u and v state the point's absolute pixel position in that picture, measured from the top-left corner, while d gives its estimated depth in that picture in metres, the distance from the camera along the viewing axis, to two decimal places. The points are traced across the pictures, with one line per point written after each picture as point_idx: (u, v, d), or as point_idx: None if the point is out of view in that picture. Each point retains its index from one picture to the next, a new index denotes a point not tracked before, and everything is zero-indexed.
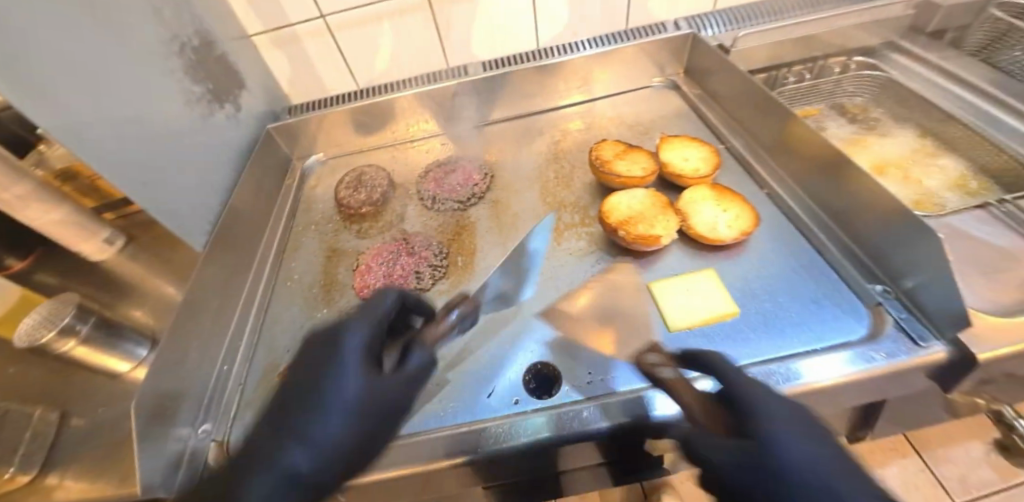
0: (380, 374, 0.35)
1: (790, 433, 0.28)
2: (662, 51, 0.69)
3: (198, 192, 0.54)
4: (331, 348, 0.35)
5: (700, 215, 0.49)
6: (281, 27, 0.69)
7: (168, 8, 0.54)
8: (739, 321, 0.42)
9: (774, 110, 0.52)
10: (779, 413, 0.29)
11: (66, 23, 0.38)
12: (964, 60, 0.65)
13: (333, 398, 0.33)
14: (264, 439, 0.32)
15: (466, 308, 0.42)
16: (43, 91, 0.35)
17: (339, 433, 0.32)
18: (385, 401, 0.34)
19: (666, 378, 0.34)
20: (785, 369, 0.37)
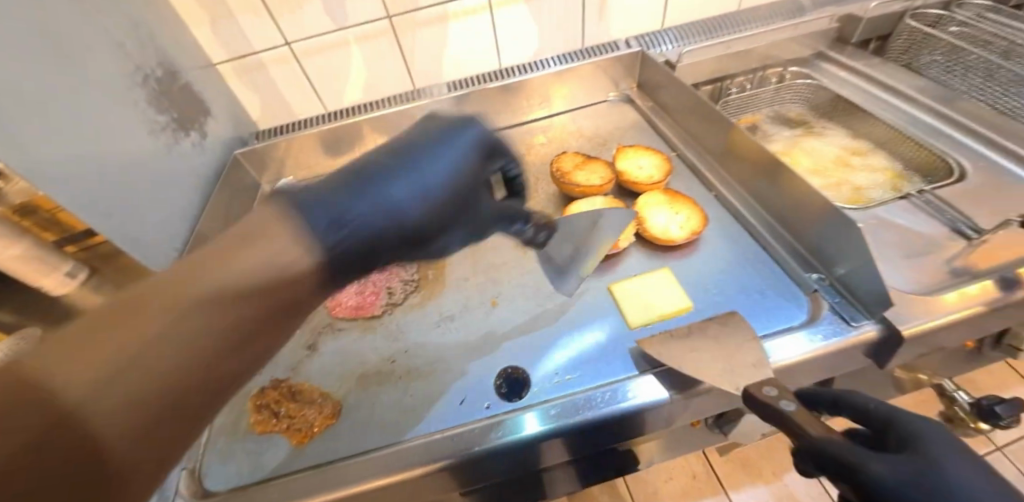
0: (472, 184, 0.33)
1: (966, 458, 0.20)
2: (614, 68, 0.74)
3: (164, 219, 0.54)
4: (458, 129, 0.33)
5: (654, 218, 0.52)
6: (246, 56, 0.71)
7: (131, 41, 0.55)
8: (692, 316, 0.45)
9: (717, 118, 0.56)
10: (938, 440, 0.21)
11: (28, 60, 0.39)
12: (886, 67, 0.72)
13: (417, 184, 0.30)
14: (324, 191, 0.27)
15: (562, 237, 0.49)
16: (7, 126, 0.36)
17: (403, 215, 0.29)
18: (458, 212, 0.34)
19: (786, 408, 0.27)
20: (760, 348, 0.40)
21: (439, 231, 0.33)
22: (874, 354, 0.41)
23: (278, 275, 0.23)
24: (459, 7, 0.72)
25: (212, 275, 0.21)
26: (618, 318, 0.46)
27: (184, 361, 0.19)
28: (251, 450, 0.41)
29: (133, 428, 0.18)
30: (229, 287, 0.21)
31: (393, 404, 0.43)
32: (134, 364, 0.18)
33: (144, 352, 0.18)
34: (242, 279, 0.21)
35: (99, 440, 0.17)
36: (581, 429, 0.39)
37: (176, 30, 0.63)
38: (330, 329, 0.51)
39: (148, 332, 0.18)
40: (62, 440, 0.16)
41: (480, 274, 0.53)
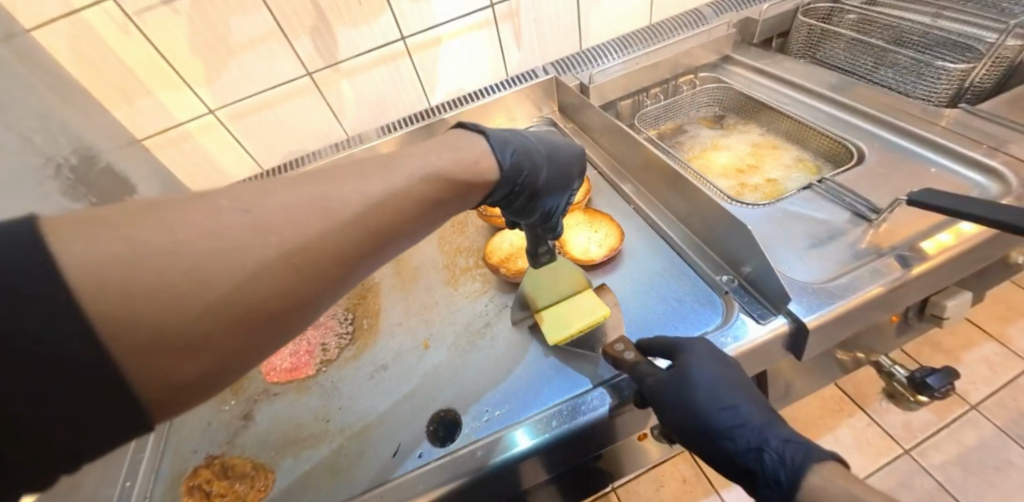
0: (570, 177, 0.42)
1: (707, 362, 0.37)
2: (535, 94, 0.77)
3: None
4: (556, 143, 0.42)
5: (574, 240, 0.55)
6: (169, 128, 0.70)
7: (40, 134, 0.56)
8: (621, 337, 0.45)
9: (626, 136, 0.59)
10: (702, 350, 0.38)
11: None
12: (787, 62, 0.76)
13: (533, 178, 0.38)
14: (499, 134, 0.36)
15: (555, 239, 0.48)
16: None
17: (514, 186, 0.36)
18: (559, 186, 0.41)
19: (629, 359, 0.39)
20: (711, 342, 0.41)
21: (541, 189, 0.39)
22: (789, 347, 0.42)
23: (397, 215, 0.26)
24: (378, 56, 0.74)
25: (355, 198, 0.24)
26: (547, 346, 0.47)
27: (301, 273, 0.22)
28: None
29: (233, 315, 0.20)
30: (362, 219, 0.24)
31: (326, 465, 0.42)
32: (268, 260, 0.21)
33: (281, 253, 0.21)
34: (370, 215, 0.24)
35: (212, 313, 0.19)
36: (521, 460, 0.39)
37: (91, 112, 0.63)
38: (266, 394, 0.50)
39: (287, 238, 0.21)
40: (176, 302, 0.18)
41: (413, 317, 0.53)
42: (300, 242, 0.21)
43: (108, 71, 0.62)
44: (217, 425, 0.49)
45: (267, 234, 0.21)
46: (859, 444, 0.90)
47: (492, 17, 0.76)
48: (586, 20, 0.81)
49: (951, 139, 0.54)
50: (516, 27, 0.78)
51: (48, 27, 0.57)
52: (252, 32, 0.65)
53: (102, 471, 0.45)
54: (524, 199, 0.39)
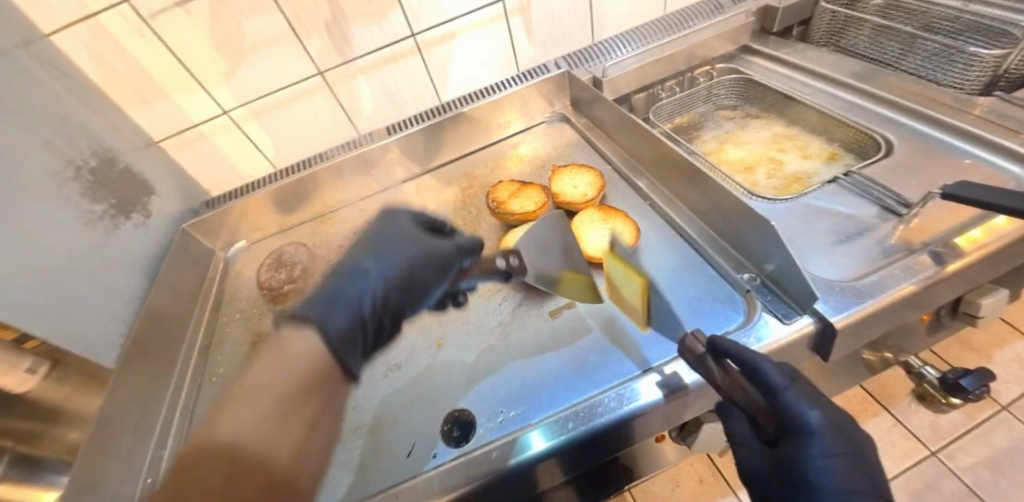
0: (433, 244, 0.46)
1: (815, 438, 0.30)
2: (546, 89, 0.75)
3: (105, 305, 0.55)
4: (391, 223, 0.47)
5: (589, 237, 0.53)
6: (185, 129, 0.71)
7: (60, 136, 0.56)
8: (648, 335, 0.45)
9: (641, 130, 0.57)
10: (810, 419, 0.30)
11: None
12: (809, 51, 0.73)
13: (398, 257, 0.43)
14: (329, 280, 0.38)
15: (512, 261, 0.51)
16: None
17: (390, 290, 0.41)
18: (426, 258, 0.45)
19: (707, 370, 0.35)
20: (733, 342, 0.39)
21: (411, 280, 0.43)
22: (815, 348, 0.41)
23: (307, 376, 0.30)
24: (388, 54, 0.74)
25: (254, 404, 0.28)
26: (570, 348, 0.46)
27: (257, 486, 0.25)
28: None
29: None
30: (269, 407, 0.28)
31: (342, 464, 0.42)
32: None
33: (231, 485, 0.24)
34: (274, 396, 0.28)
35: None
36: (540, 461, 0.38)
37: (109, 114, 0.64)
38: None
39: (220, 479, 0.24)
40: None
41: (426, 316, 0.53)
42: (230, 474, 0.25)
43: (125, 74, 0.63)
44: None
45: (204, 486, 0.24)
46: (884, 446, 0.88)
47: (503, 11, 0.75)
48: (599, 12, 0.80)
49: (986, 128, 0.51)
50: (527, 21, 0.77)
51: (65, 31, 0.57)
52: (264, 32, 0.65)
53: (126, 466, 0.46)
54: (410, 298, 0.44)
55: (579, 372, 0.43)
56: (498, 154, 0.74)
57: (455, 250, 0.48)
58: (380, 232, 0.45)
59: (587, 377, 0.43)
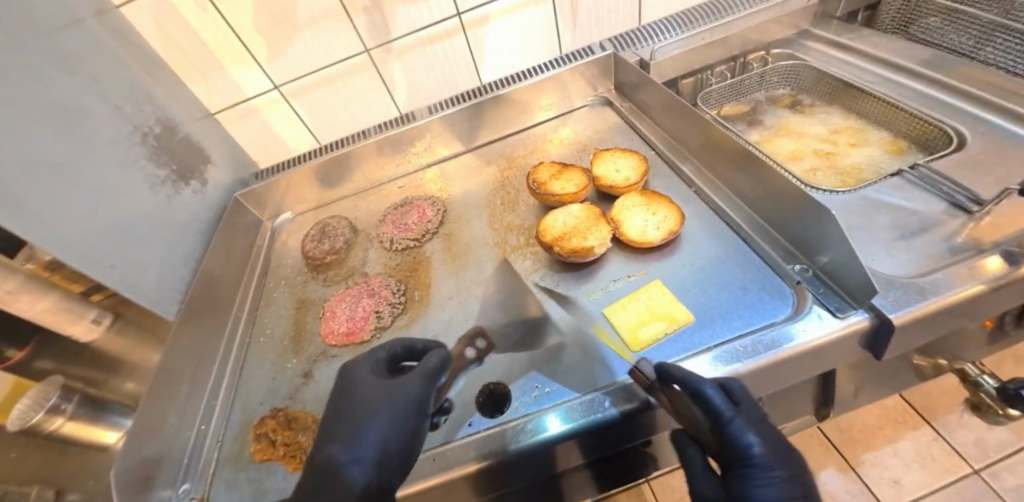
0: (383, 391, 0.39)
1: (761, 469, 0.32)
2: (590, 71, 0.74)
3: (168, 263, 0.58)
4: (347, 385, 0.41)
5: (630, 221, 0.52)
6: (238, 103, 0.74)
7: (129, 103, 0.60)
8: (693, 322, 0.43)
9: (690, 115, 0.56)
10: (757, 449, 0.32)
11: (23, 132, 0.43)
12: (874, 38, 0.69)
13: (364, 430, 0.37)
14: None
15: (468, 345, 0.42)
16: (26, 201, 0.42)
17: (371, 473, 0.35)
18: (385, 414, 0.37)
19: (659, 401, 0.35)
20: (780, 333, 0.38)
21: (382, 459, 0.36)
22: (868, 345, 0.39)
23: None
24: (433, 33, 0.74)
25: None
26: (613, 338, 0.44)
27: None
28: (253, 477, 0.44)
29: None
30: None
31: None
32: None
33: None
34: None
35: None
36: (564, 441, 0.38)
37: (172, 86, 0.67)
38: (324, 356, 0.53)
39: None
40: None
41: (463, 291, 0.54)
42: None
43: (186, 47, 0.66)
44: (282, 379, 0.52)
45: None
46: (923, 460, 0.83)
47: None
48: None
49: None
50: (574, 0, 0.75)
51: (134, 3, 0.60)
52: (315, 8, 0.67)
53: (184, 411, 0.50)
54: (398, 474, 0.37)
55: (614, 361, 0.42)
56: (538, 137, 0.74)
57: (420, 385, 0.39)
58: (343, 398, 0.40)
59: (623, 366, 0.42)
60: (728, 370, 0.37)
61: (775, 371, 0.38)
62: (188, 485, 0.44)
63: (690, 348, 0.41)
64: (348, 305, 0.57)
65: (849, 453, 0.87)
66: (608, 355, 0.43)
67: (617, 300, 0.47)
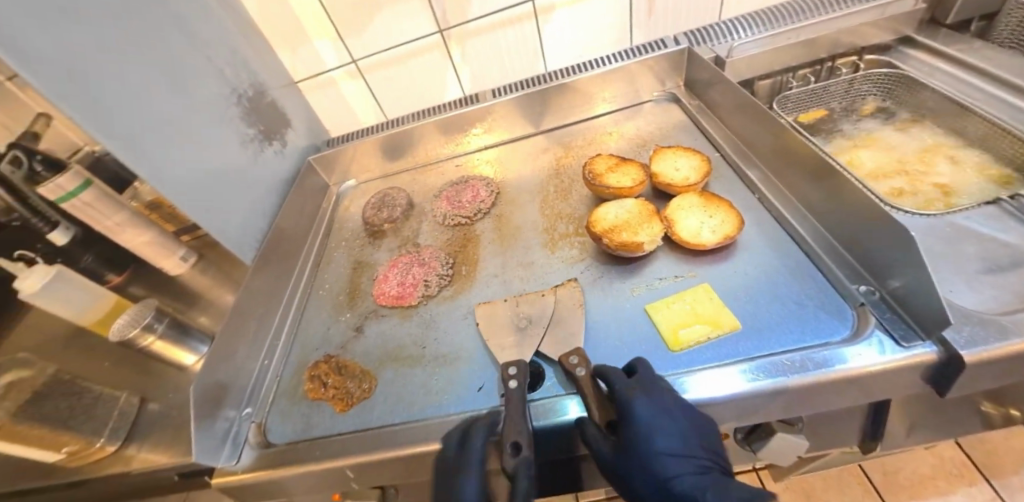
0: None
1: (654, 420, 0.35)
2: (660, 65, 0.72)
3: (251, 214, 0.65)
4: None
5: (685, 221, 0.51)
6: (319, 73, 0.80)
7: (230, 66, 0.66)
8: (741, 332, 0.42)
9: (765, 118, 0.53)
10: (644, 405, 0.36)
11: (139, 87, 0.49)
12: (989, 50, 0.62)
13: None
14: None
15: (522, 373, 0.42)
16: (142, 146, 0.48)
17: None
18: None
19: (579, 375, 0.39)
20: (831, 354, 0.37)
21: None
22: (932, 380, 0.36)
23: None
24: (505, 17, 0.75)
25: None
26: (655, 336, 0.44)
27: None
28: (306, 412, 0.49)
29: None
30: None
31: (419, 387, 0.47)
32: None
33: None
34: None
35: None
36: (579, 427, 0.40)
37: (264, 53, 0.74)
38: (375, 314, 0.57)
39: None
40: None
41: (508, 271, 0.56)
42: None
43: (279, 17, 0.71)
44: (336, 330, 0.57)
45: None
46: None
47: None
48: None
49: None
50: None
51: None
52: None
53: (254, 346, 0.56)
54: None
55: (651, 358, 0.42)
56: (599, 128, 0.73)
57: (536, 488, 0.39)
58: None
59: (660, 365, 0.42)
60: (769, 384, 0.36)
61: (820, 392, 0.36)
62: (251, 410, 0.50)
63: (733, 356, 0.40)
64: (400, 271, 0.60)
65: (890, 497, 0.81)
66: (648, 351, 0.43)
67: (662, 298, 0.46)
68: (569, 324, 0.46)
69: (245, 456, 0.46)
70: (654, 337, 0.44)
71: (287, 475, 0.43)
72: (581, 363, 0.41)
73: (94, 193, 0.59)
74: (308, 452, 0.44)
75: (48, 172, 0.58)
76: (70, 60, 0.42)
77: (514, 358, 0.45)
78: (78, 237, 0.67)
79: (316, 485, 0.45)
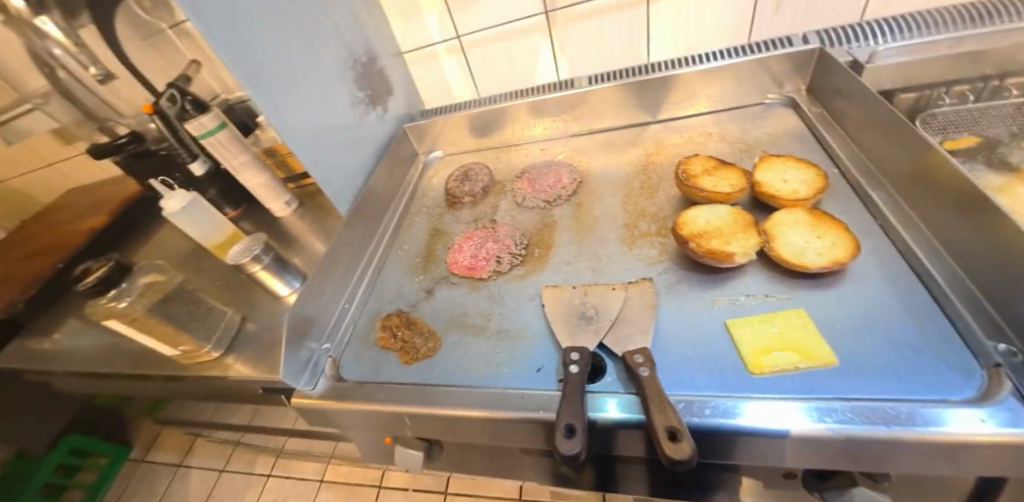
0: None
1: None
2: (780, 65, 0.65)
3: (352, 171, 0.69)
4: None
5: (787, 238, 0.47)
6: (425, 46, 0.84)
7: (350, 31, 0.69)
8: (838, 369, 0.38)
9: (907, 138, 0.47)
10: None
11: (273, 43, 0.54)
12: None
13: None
14: None
15: (584, 362, 0.42)
16: (269, 94, 0.53)
17: None
18: None
19: (643, 376, 0.38)
20: (947, 412, 0.32)
21: None
22: None
23: None
24: (615, 2, 0.73)
25: None
26: (734, 354, 0.41)
27: None
28: (375, 358, 0.53)
29: None
30: None
31: (480, 356, 0.49)
32: None
33: None
34: None
35: None
36: (638, 429, 0.38)
37: (380, 22, 0.78)
38: (446, 281, 0.60)
39: None
40: None
41: (581, 260, 0.55)
42: None
43: None
44: (410, 288, 0.60)
45: None
46: None
47: None
48: None
49: None
50: None
51: None
52: None
53: (338, 290, 0.61)
54: None
55: (725, 375, 0.40)
56: (698, 128, 0.69)
57: None
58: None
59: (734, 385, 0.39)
60: (860, 428, 0.33)
61: (920, 451, 0.32)
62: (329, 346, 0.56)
63: (822, 391, 0.36)
64: (474, 244, 0.62)
65: None
66: (723, 368, 0.40)
67: (747, 316, 0.43)
68: (638, 324, 0.45)
69: (321, 385, 0.51)
70: (734, 355, 0.41)
71: (353, 409, 0.47)
72: (646, 364, 0.40)
73: (227, 133, 0.67)
74: (372, 394, 0.48)
75: (194, 111, 0.65)
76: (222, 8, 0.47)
77: (577, 344, 0.44)
78: (211, 172, 0.78)
79: (375, 424, 0.49)
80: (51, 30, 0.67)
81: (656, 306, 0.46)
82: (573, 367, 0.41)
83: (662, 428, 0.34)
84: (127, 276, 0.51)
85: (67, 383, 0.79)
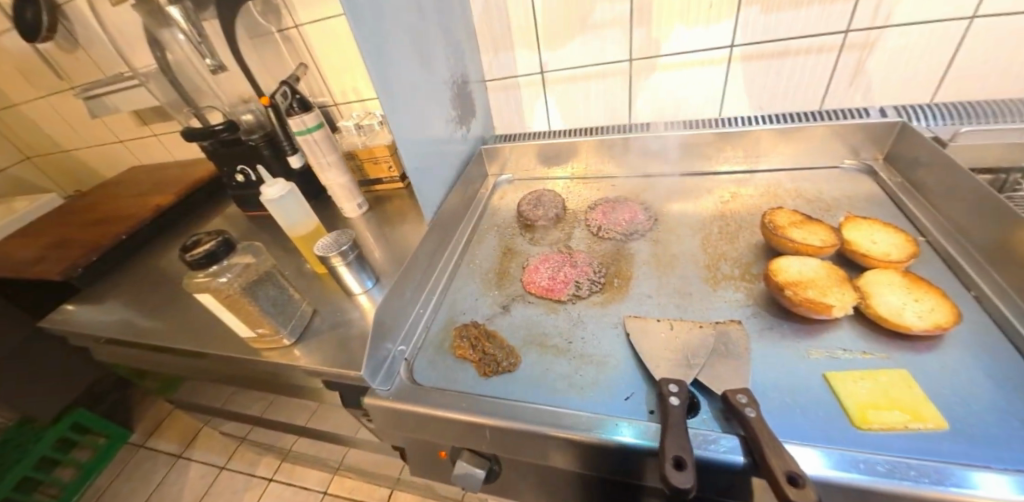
0: None
1: None
2: (858, 134, 0.68)
3: (439, 183, 0.72)
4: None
5: (883, 297, 0.47)
6: (508, 77, 0.89)
7: (453, 55, 0.74)
8: (949, 435, 0.37)
9: (1000, 215, 0.49)
10: None
11: (401, 59, 0.59)
12: None
13: None
14: None
15: (683, 395, 0.42)
16: (389, 96, 0.56)
17: None
18: None
19: (750, 417, 0.38)
20: None
21: None
22: None
23: None
24: (697, 59, 0.78)
25: None
26: (837, 407, 0.41)
27: None
28: (451, 366, 0.53)
29: None
30: None
31: (563, 376, 0.49)
32: None
33: None
34: None
35: None
36: (739, 470, 0.38)
37: (473, 50, 0.84)
38: (522, 298, 0.60)
39: None
40: None
41: (663, 294, 0.56)
42: None
43: (495, 23, 0.82)
44: (484, 301, 0.61)
45: None
46: None
47: (840, 43, 0.71)
48: (961, 69, 0.68)
49: None
50: (861, 59, 0.71)
51: None
52: (607, 16, 0.76)
53: (414, 295, 0.62)
54: None
55: (828, 426, 0.39)
56: (772, 183, 0.71)
57: None
58: None
59: (839, 438, 0.39)
60: (982, 495, 0.32)
61: None
62: (404, 348, 0.56)
63: (933, 455, 0.36)
64: (551, 267, 0.63)
65: None
66: (827, 420, 0.40)
67: (846, 370, 0.43)
68: (731, 363, 0.45)
69: (395, 385, 0.52)
70: (836, 408, 0.41)
71: (434, 416, 0.47)
72: (750, 404, 0.39)
73: (323, 133, 0.71)
74: (452, 401, 0.48)
75: (298, 109, 0.69)
76: (368, 20, 0.51)
77: (672, 377, 0.44)
78: (303, 166, 0.82)
79: (451, 434, 0.49)
80: (177, 17, 0.73)
81: (749, 349, 0.47)
82: (673, 399, 0.41)
83: (778, 467, 0.34)
84: (230, 253, 0.53)
85: (115, 354, 0.79)
